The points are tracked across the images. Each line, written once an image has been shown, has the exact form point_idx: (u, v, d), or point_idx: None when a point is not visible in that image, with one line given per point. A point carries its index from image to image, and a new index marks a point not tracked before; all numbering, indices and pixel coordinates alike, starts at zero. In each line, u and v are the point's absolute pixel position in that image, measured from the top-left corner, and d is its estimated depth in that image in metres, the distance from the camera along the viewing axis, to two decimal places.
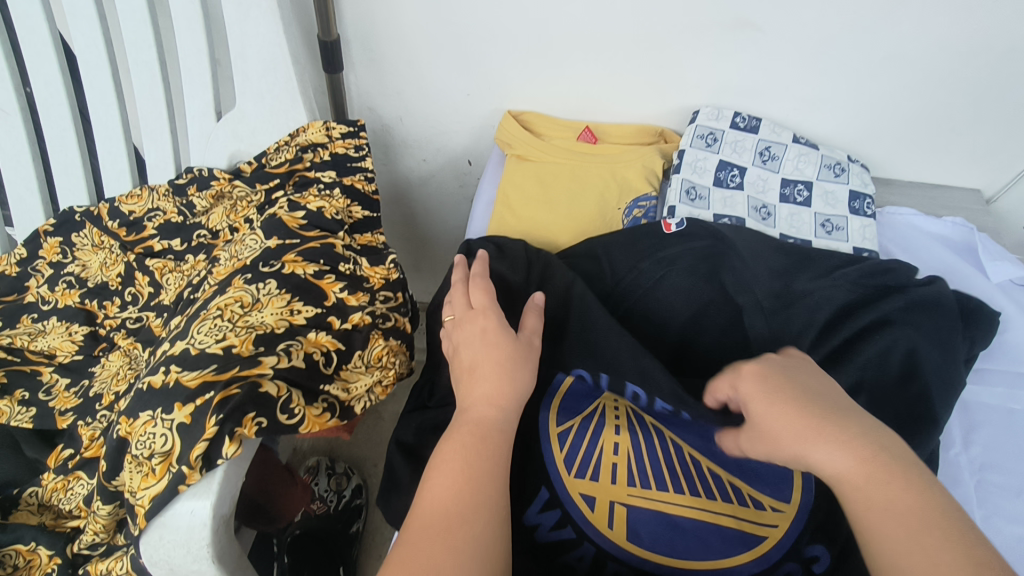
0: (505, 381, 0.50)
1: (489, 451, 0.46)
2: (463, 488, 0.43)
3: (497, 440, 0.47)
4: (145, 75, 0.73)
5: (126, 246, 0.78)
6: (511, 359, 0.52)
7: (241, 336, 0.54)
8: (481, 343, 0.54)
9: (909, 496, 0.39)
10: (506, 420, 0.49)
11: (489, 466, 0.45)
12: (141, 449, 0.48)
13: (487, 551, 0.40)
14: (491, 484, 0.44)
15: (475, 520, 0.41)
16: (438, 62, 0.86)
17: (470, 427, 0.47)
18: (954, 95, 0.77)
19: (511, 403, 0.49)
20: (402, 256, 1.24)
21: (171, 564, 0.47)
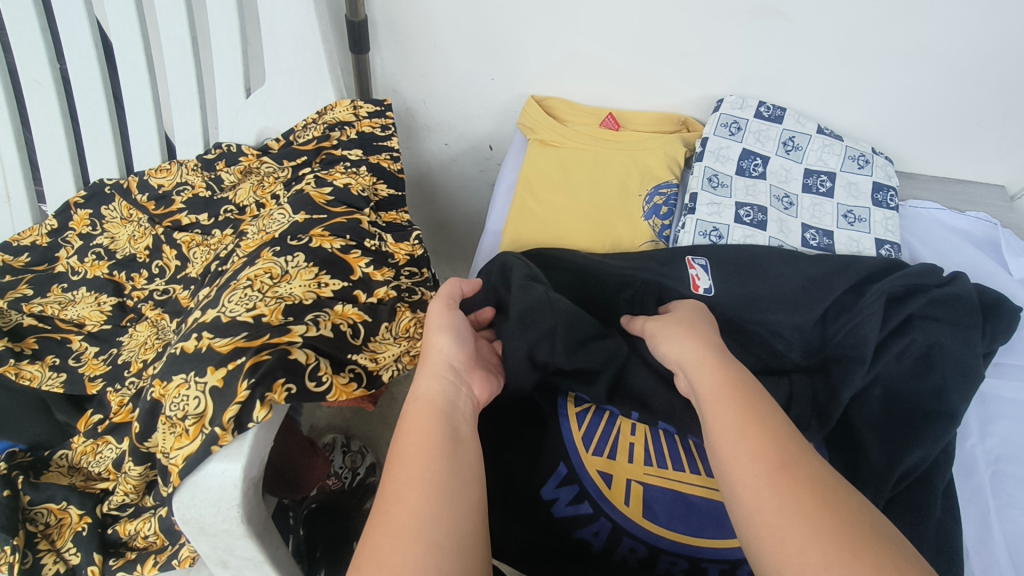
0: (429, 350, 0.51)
1: (421, 427, 0.44)
2: (403, 471, 0.41)
3: (418, 408, 0.46)
4: (177, 51, 0.74)
5: (155, 220, 0.79)
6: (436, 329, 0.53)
7: (270, 306, 0.55)
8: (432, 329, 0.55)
9: (751, 395, 0.43)
10: (437, 387, 0.48)
11: (416, 438, 0.43)
12: (175, 411, 0.50)
13: (425, 529, 0.37)
14: (421, 452, 0.42)
15: (406, 495, 0.39)
16: (462, 45, 0.86)
17: (416, 412, 0.46)
18: (983, 88, 0.76)
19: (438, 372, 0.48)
20: (429, 244, 1.25)
21: (201, 522, 0.48)
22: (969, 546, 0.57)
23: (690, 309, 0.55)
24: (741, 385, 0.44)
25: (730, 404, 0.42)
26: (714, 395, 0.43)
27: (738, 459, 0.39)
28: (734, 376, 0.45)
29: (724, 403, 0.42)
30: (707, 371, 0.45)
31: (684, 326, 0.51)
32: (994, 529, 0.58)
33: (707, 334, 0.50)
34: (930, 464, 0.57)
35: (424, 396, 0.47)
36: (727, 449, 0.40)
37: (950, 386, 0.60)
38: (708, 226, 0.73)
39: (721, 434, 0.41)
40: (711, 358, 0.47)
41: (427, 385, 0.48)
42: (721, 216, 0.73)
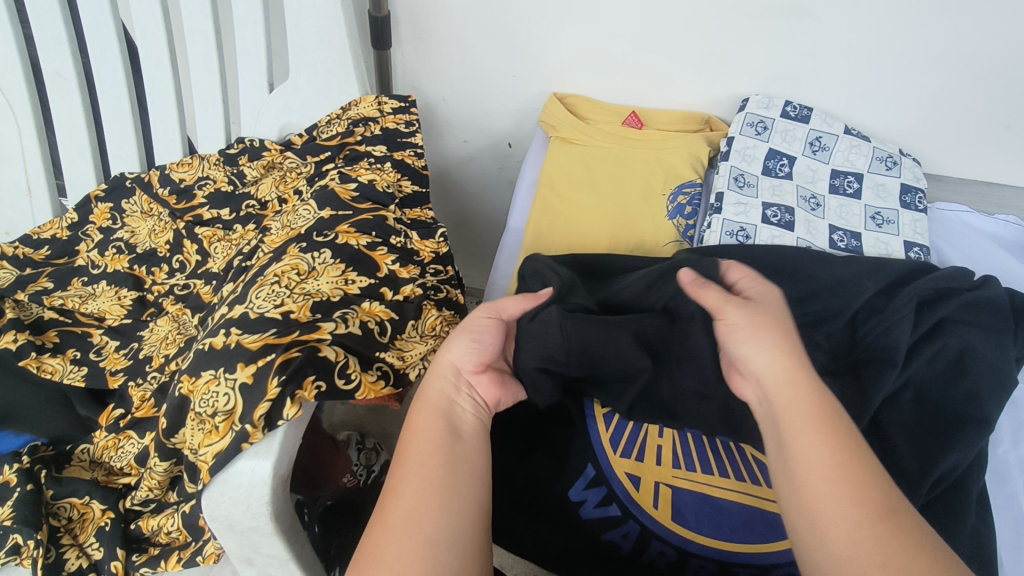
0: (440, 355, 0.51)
1: (421, 425, 0.45)
2: (404, 468, 0.42)
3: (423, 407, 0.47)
4: (200, 45, 0.74)
5: (176, 214, 0.79)
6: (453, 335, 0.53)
7: (298, 303, 0.54)
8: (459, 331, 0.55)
9: (843, 428, 0.40)
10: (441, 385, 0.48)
11: (416, 436, 0.44)
12: (204, 407, 0.49)
13: (420, 521, 0.39)
14: (422, 451, 0.43)
15: (402, 489, 0.41)
16: (485, 41, 0.86)
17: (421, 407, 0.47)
18: (1015, 90, 0.76)
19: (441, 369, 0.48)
20: (452, 243, 1.25)
21: (229, 520, 0.48)
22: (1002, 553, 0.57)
23: (772, 297, 0.49)
24: (830, 415, 0.41)
25: (821, 439, 0.39)
26: (805, 426, 0.40)
27: (833, 504, 0.36)
28: (824, 403, 0.41)
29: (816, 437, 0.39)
30: (797, 393, 0.42)
31: (771, 324, 0.46)
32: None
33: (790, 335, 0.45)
34: (964, 470, 0.56)
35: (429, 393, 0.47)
36: (823, 490, 0.37)
37: (984, 392, 0.59)
38: (734, 227, 0.72)
39: (819, 473, 0.38)
40: (799, 375, 0.43)
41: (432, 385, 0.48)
42: (747, 217, 0.73)
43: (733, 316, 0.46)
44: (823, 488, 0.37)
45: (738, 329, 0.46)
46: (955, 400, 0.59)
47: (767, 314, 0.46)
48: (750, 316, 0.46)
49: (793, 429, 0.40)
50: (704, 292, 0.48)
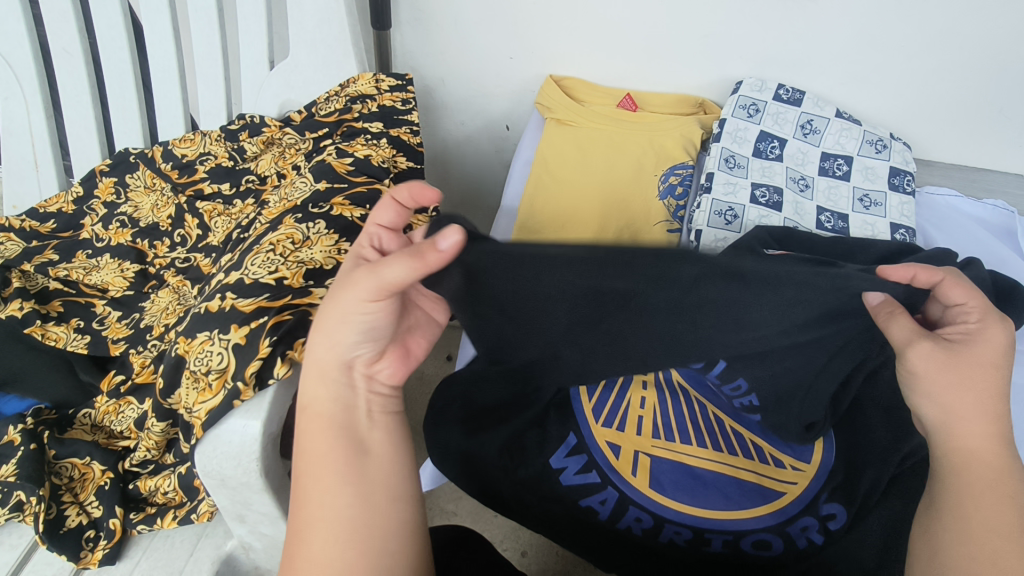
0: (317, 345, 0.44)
1: (325, 435, 0.43)
2: (321, 491, 0.42)
3: (322, 419, 0.44)
4: (203, 21, 0.75)
5: (178, 188, 0.81)
6: (326, 301, 0.45)
7: (291, 270, 0.56)
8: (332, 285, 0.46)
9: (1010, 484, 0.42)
10: (338, 394, 0.44)
11: (328, 456, 0.43)
12: (198, 365, 0.51)
13: (358, 536, 0.41)
14: (338, 471, 0.43)
15: (326, 509, 0.42)
16: (483, 23, 0.87)
17: (315, 415, 0.44)
18: (1005, 72, 0.76)
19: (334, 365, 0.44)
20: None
21: (221, 474, 0.50)
22: None
23: (993, 350, 0.43)
24: (1001, 479, 0.42)
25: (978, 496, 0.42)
26: (974, 489, 0.42)
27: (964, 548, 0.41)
28: (1005, 473, 0.42)
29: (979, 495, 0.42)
30: (977, 460, 0.42)
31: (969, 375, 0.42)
32: None
33: (1002, 399, 0.43)
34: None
35: (329, 404, 0.44)
36: (961, 543, 0.41)
37: None
38: (723, 206, 0.73)
39: (970, 532, 0.41)
40: (993, 445, 0.42)
41: (325, 391, 0.44)
42: (736, 197, 0.74)
43: (913, 363, 0.43)
44: (963, 547, 0.41)
45: (918, 377, 0.43)
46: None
47: (972, 368, 0.42)
48: (940, 369, 0.42)
49: (958, 489, 0.43)
50: (891, 325, 0.44)
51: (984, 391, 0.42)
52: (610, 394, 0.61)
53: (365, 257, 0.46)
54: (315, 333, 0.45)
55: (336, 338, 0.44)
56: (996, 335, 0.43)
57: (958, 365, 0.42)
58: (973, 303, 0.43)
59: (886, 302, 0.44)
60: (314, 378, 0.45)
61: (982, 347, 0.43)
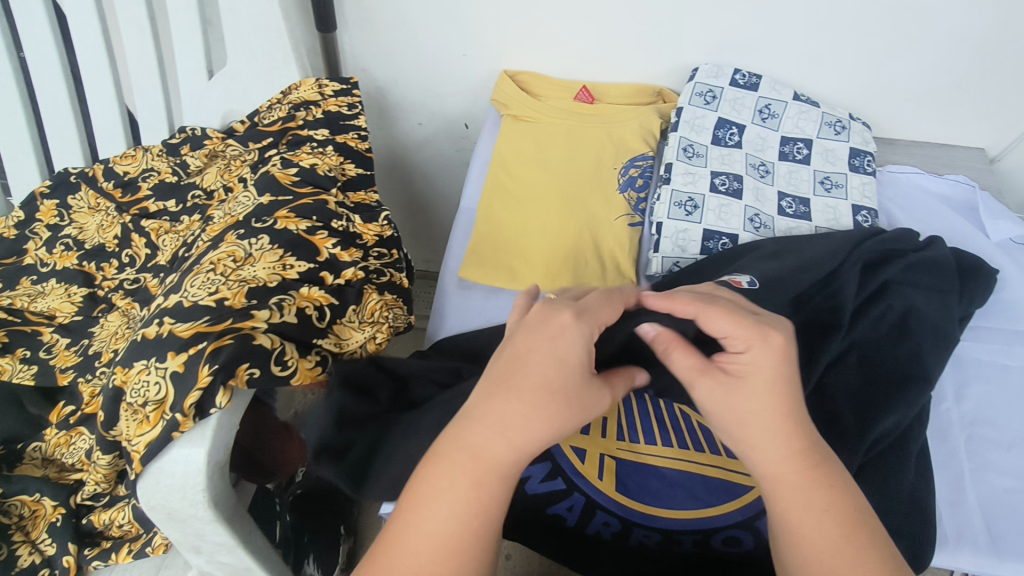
0: (541, 419, 0.36)
1: (470, 507, 0.35)
2: (422, 543, 0.34)
3: (499, 490, 0.36)
4: (135, 33, 0.73)
5: (122, 208, 0.78)
6: (570, 389, 0.38)
7: (233, 289, 0.54)
8: (559, 362, 0.38)
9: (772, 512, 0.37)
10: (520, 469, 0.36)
11: (480, 527, 0.35)
12: (136, 397, 0.49)
13: None
14: (470, 536, 0.35)
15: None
16: (432, 22, 0.85)
17: (467, 472, 0.36)
18: (960, 47, 0.75)
19: (525, 439, 0.37)
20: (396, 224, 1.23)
21: (168, 507, 0.48)
22: (944, 509, 0.57)
23: (765, 368, 0.39)
24: (851, 511, 0.37)
25: (830, 539, 0.36)
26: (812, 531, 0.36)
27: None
28: (819, 486, 0.37)
29: (819, 538, 0.36)
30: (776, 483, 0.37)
31: (769, 398, 0.38)
32: (969, 492, 0.58)
33: (800, 418, 0.39)
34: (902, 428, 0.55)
35: (504, 464, 0.36)
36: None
37: (925, 350, 0.59)
38: (683, 197, 0.72)
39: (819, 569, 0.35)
40: (797, 461, 0.38)
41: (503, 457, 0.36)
42: (696, 186, 0.72)
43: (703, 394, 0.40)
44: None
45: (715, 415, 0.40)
46: (898, 355, 0.59)
47: (760, 392, 0.38)
48: (724, 401, 0.39)
49: (805, 525, 0.37)
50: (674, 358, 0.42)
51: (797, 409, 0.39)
52: None
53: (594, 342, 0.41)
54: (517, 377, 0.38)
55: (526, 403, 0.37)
56: (763, 355, 0.39)
57: (726, 394, 0.39)
58: (736, 332, 0.40)
59: (658, 333, 0.44)
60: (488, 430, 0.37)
61: (755, 367, 0.39)
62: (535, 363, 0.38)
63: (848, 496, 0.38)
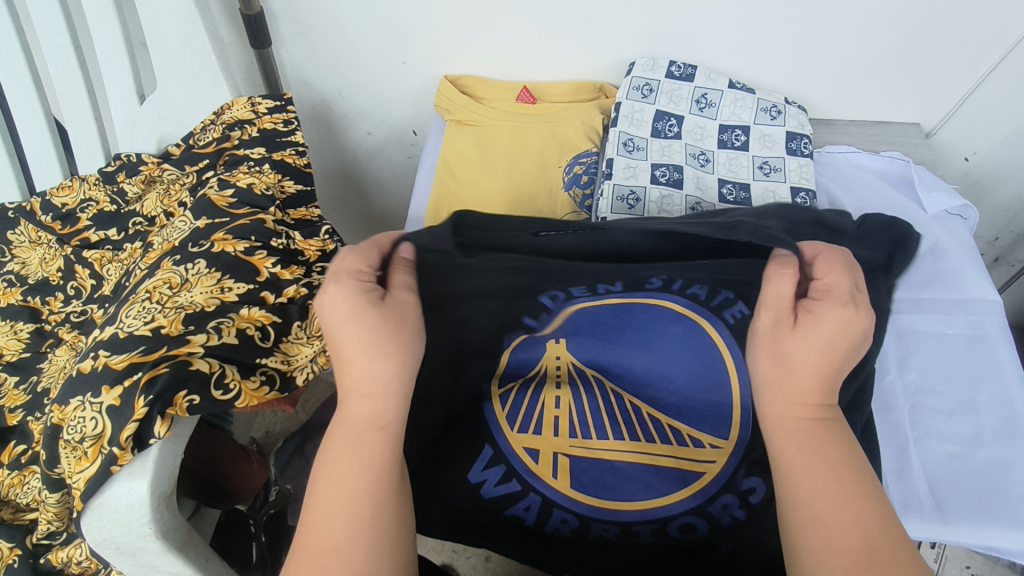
0: (373, 363, 0.42)
1: (357, 458, 0.41)
2: (326, 516, 0.39)
3: (379, 439, 0.41)
4: (61, 62, 0.72)
5: (64, 240, 0.76)
6: (376, 330, 0.42)
7: (169, 317, 0.54)
8: (353, 312, 0.43)
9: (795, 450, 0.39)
10: (388, 412, 0.42)
11: (366, 480, 0.40)
12: (72, 433, 0.48)
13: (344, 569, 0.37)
14: (365, 486, 0.40)
15: (320, 525, 0.39)
16: (368, 33, 0.84)
17: (347, 433, 0.42)
18: (887, 27, 0.76)
19: (383, 388, 0.42)
20: (355, 236, 1.24)
21: (116, 543, 0.48)
22: (889, 479, 0.59)
23: (836, 326, 0.40)
24: (844, 456, 0.39)
25: (822, 481, 0.38)
26: (813, 458, 0.38)
27: (822, 554, 0.35)
28: (824, 436, 0.39)
29: (810, 476, 0.38)
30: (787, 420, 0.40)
31: (814, 346, 0.40)
32: (914, 460, 0.60)
33: (834, 378, 0.40)
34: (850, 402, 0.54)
35: (376, 417, 0.42)
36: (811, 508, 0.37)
37: None
38: (625, 191, 0.73)
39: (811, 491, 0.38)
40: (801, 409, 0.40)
41: (380, 413, 0.42)
42: (637, 179, 0.73)
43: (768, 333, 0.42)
44: (815, 514, 0.37)
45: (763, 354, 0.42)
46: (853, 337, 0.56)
47: (812, 344, 0.40)
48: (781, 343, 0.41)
49: (810, 456, 0.39)
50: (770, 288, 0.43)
51: (829, 353, 0.40)
52: (527, 402, 0.58)
53: (372, 284, 0.45)
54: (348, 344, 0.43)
55: (368, 362, 0.42)
56: (836, 307, 0.40)
57: (793, 336, 0.41)
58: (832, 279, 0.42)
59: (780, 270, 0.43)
60: (355, 397, 0.43)
61: (829, 316, 0.40)
62: (355, 328, 0.42)
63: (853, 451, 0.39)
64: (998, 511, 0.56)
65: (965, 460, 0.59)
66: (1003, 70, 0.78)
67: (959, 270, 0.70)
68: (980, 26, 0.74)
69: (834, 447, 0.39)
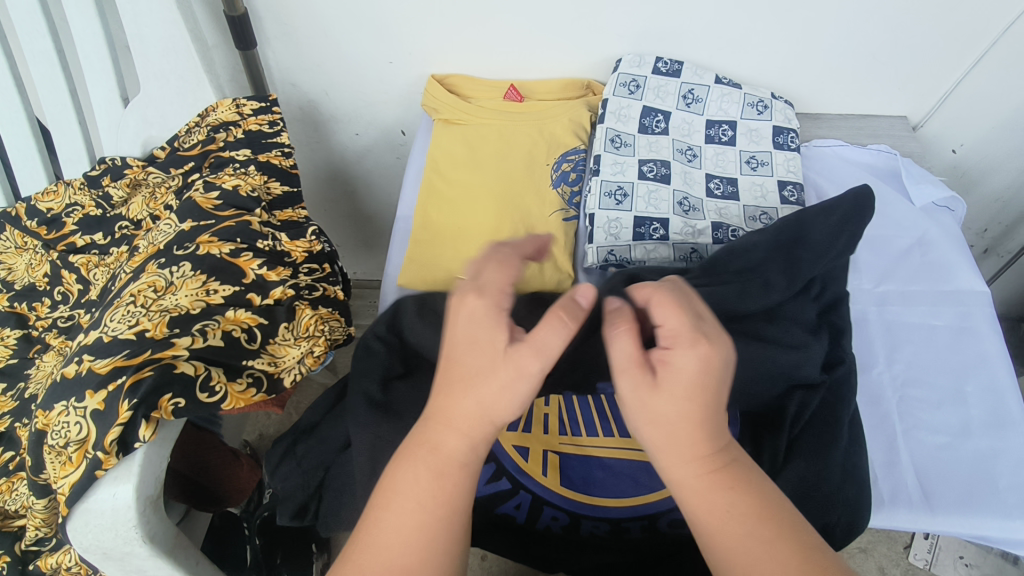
0: (478, 399, 0.37)
1: (438, 501, 0.36)
2: (392, 561, 0.35)
3: (462, 476, 0.37)
4: (44, 67, 0.72)
5: (49, 245, 0.75)
6: (498, 365, 0.37)
7: (154, 320, 0.54)
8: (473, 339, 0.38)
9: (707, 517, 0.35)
10: (475, 453, 0.38)
11: (443, 517, 0.36)
12: (57, 439, 0.48)
13: None
14: (436, 532, 0.36)
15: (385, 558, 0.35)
16: (354, 33, 0.83)
17: (431, 465, 0.37)
18: (873, 20, 0.76)
19: (486, 428, 0.38)
20: (346, 238, 1.23)
21: (103, 548, 0.48)
22: (879, 470, 0.59)
23: (689, 376, 0.35)
24: (756, 501, 0.36)
25: (740, 542, 0.35)
26: (725, 520, 0.35)
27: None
28: (721, 490, 0.36)
29: (730, 543, 0.35)
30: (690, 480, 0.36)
31: (676, 399, 0.35)
32: (903, 451, 0.60)
33: (716, 417, 0.36)
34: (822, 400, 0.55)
35: (468, 455, 0.38)
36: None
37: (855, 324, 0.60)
38: (613, 187, 0.73)
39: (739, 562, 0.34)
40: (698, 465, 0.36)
41: (465, 450, 0.38)
42: (624, 175, 0.73)
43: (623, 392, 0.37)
44: None
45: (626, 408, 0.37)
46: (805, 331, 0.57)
47: (680, 399, 0.35)
48: (643, 404, 0.36)
49: (718, 519, 0.35)
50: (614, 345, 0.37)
51: (695, 402, 0.35)
52: None
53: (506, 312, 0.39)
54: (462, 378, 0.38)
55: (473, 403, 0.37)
56: (689, 355, 0.35)
57: (655, 398, 0.36)
58: (670, 323, 0.36)
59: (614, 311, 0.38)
60: (450, 429, 0.38)
61: (675, 367, 0.35)
62: (478, 354, 0.38)
63: (751, 488, 0.36)
64: (985, 500, 0.56)
65: (954, 451, 0.59)
66: (987, 62, 0.78)
67: (946, 262, 0.70)
68: (964, 18, 0.74)
69: (740, 495, 0.36)
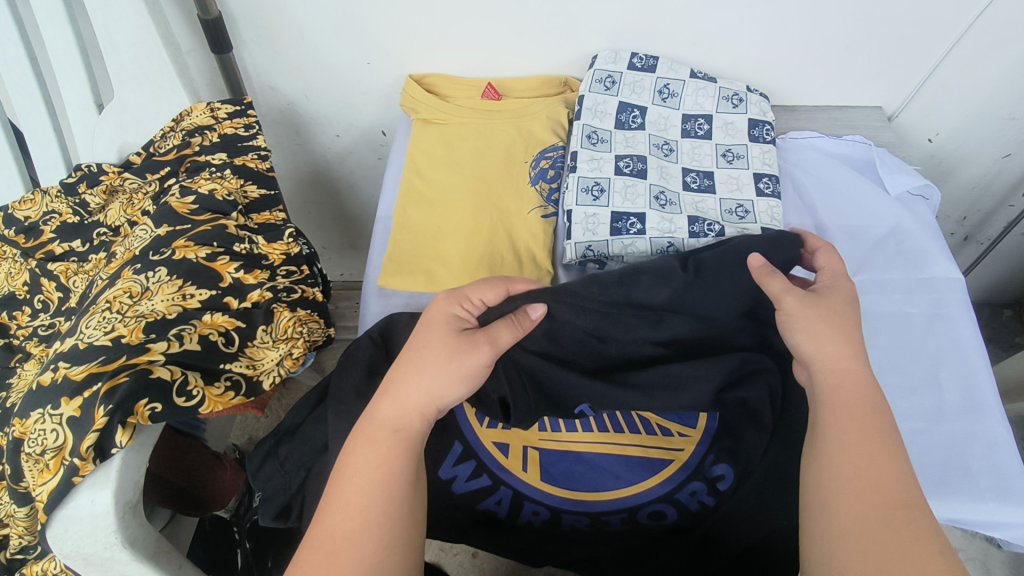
0: (413, 379, 0.47)
1: (377, 460, 0.45)
2: (343, 506, 0.43)
3: (392, 440, 0.46)
4: (17, 74, 0.71)
5: (27, 253, 0.74)
6: (435, 354, 0.48)
7: (130, 326, 0.54)
8: (422, 337, 0.50)
9: (852, 414, 0.45)
10: (412, 422, 0.47)
11: (380, 475, 0.44)
12: (34, 447, 0.48)
13: (342, 545, 0.42)
14: (377, 484, 0.44)
15: (335, 509, 0.44)
16: (330, 35, 0.83)
17: (369, 431, 0.46)
18: (844, 11, 0.76)
19: (422, 403, 0.47)
20: (331, 240, 1.23)
21: (82, 554, 0.48)
22: None
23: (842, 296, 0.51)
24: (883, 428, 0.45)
25: (863, 444, 0.44)
26: (854, 418, 0.45)
27: (855, 502, 0.42)
28: (870, 404, 0.46)
29: (855, 440, 0.44)
30: (845, 391, 0.47)
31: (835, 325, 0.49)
32: None
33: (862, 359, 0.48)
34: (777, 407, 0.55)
35: (403, 427, 0.46)
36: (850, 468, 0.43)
37: None
38: (589, 182, 0.73)
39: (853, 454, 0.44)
40: (856, 382, 0.47)
41: (398, 417, 0.47)
42: (601, 171, 0.74)
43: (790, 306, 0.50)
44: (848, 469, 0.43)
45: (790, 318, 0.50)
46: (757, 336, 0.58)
47: (836, 309, 0.50)
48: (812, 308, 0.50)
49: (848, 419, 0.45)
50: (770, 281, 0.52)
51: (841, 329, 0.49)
52: None
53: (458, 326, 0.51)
54: (402, 370, 0.48)
55: (409, 390, 0.47)
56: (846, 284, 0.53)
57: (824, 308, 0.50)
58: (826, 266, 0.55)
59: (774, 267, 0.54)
60: (392, 406, 0.47)
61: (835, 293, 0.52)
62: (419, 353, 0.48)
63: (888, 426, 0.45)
64: (958, 483, 0.57)
65: (929, 436, 0.60)
66: (958, 51, 0.79)
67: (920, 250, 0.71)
68: (934, 8, 0.75)
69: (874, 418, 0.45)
